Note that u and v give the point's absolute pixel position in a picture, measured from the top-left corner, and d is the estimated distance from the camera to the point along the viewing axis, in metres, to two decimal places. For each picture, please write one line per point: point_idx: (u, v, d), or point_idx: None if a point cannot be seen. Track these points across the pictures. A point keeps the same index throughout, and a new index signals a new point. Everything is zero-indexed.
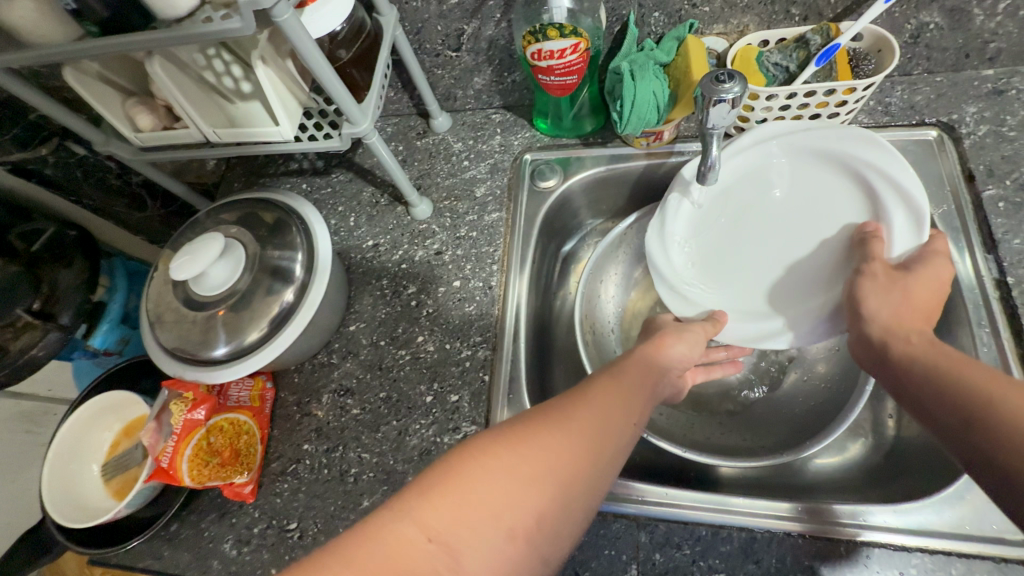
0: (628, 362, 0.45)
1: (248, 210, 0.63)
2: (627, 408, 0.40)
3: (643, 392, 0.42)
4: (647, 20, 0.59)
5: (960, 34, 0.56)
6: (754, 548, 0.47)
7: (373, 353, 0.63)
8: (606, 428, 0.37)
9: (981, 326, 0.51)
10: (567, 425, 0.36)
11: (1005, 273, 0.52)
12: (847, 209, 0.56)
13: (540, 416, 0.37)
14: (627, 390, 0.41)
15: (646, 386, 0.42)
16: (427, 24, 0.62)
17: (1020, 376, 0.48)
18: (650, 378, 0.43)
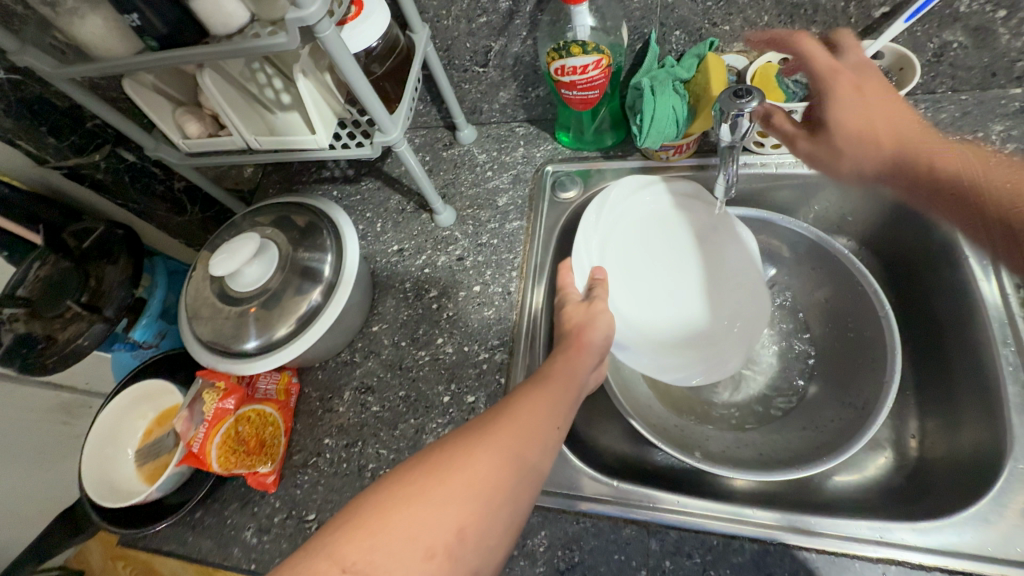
0: (551, 372, 0.47)
1: (281, 213, 0.66)
2: (537, 420, 0.41)
3: (565, 399, 0.44)
4: (668, 38, 0.60)
5: (986, 53, 0.55)
6: (766, 560, 0.46)
7: (394, 352, 0.65)
8: (515, 444, 0.39)
9: (1006, 344, 0.51)
10: (485, 441, 0.38)
11: None
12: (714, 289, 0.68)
13: (457, 438, 0.39)
14: (540, 402, 0.43)
15: (560, 396, 0.44)
16: (456, 41, 0.64)
17: None
18: (565, 391, 0.45)
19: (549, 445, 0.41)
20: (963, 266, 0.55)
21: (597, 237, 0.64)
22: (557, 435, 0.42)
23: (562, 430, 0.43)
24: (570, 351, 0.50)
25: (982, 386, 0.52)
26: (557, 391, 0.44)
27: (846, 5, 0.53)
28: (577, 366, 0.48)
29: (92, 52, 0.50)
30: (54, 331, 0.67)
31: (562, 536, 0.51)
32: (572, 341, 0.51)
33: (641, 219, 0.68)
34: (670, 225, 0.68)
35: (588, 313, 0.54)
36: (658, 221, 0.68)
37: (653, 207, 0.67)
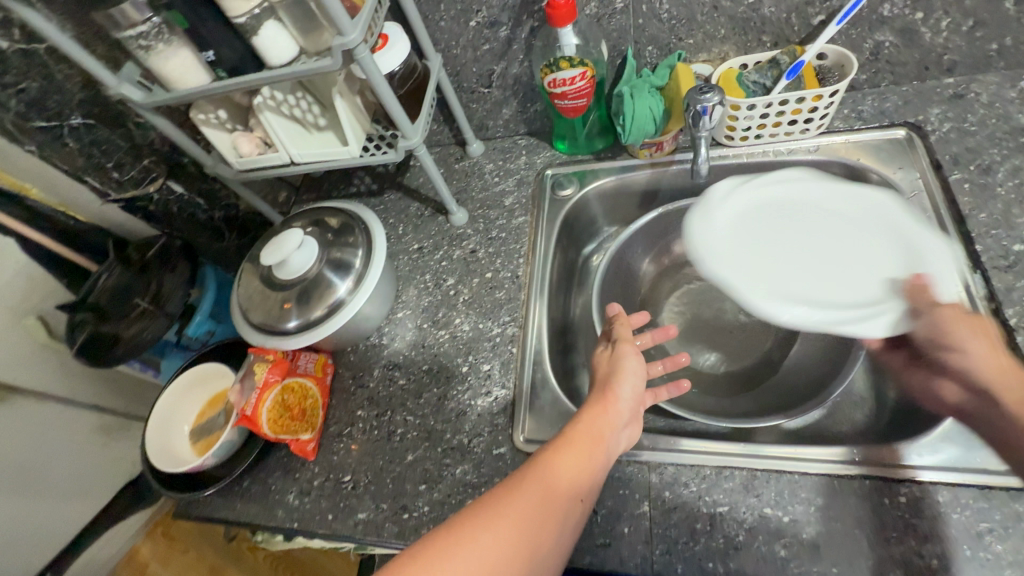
0: (573, 433, 0.50)
1: (316, 216, 0.76)
2: (558, 492, 0.45)
3: (585, 471, 0.48)
4: (643, 53, 0.71)
5: (915, 49, 0.65)
6: (754, 483, 0.52)
7: (417, 333, 0.73)
8: (533, 519, 0.43)
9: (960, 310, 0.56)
10: (500, 523, 0.42)
11: (973, 243, 0.58)
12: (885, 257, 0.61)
13: (474, 516, 0.42)
14: (562, 471, 0.47)
15: (579, 467, 0.48)
16: (464, 67, 0.76)
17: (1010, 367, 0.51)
18: (586, 461, 0.48)
19: (567, 514, 0.46)
20: None
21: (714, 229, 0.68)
22: (577, 510, 0.46)
23: (583, 503, 0.47)
24: (598, 409, 0.53)
25: None
26: (575, 466, 0.48)
27: (789, 16, 0.64)
28: (603, 428, 0.51)
29: (173, 85, 0.62)
30: (119, 330, 0.76)
31: None
32: (597, 400, 0.54)
33: (757, 207, 0.68)
34: (787, 208, 0.68)
35: (614, 365, 0.58)
36: (783, 207, 0.68)
37: (743, 203, 0.69)
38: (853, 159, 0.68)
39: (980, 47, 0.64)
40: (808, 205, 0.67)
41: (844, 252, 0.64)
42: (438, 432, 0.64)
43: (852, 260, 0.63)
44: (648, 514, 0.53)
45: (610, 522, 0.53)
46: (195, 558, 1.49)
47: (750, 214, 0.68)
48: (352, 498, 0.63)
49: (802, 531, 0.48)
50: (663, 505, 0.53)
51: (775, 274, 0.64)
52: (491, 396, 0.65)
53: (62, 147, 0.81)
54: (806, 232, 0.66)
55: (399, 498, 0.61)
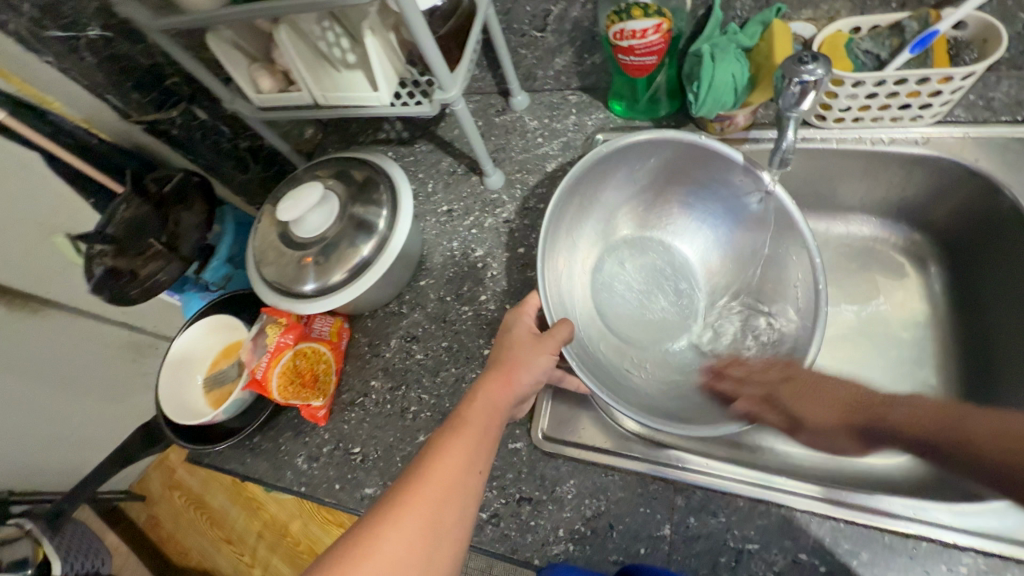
0: (470, 402, 0.46)
1: (342, 167, 0.70)
2: (451, 478, 0.40)
3: (485, 437, 0.44)
4: (733, 4, 0.59)
5: None
6: (792, 526, 0.47)
7: (439, 306, 0.68)
8: (433, 507, 0.39)
9: None
10: (402, 516, 0.38)
11: None
12: None
13: (375, 511, 0.38)
14: (455, 455, 0.41)
15: (474, 444, 0.43)
16: (517, 5, 0.65)
17: None
18: (479, 440, 0.43)
19: (467, 497, 0.41)
20: None
21: None
22: (476, 482, 0.42)
23: (482, 474, 0.42)
24: (494, 386, 0.47)
25: None
26: (472, 437, 0.43)
27: None
28: (497, 403, 0.46)
29: (185, 4, 0.54)
30: (136, 267, 0.74)
31: (590, 486, 0.53)
32: (495, 373, 0.48)
33: None
34: None
35: (508, 338, 0.52)
36: None
37: None
38: (972, 159, 0.57)
39: None
40: None
41: None
42: (453, 416, 0.61)
43: None
44: (669, 537, 0.49)
45: (625, 541, 0.50)
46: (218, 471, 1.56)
47: None
48: (360, 471, 0.61)
49: None
50: (686, 532, 0.49)
51: None
52: None
53: (80, 61, 0.72)
54: None
55: None
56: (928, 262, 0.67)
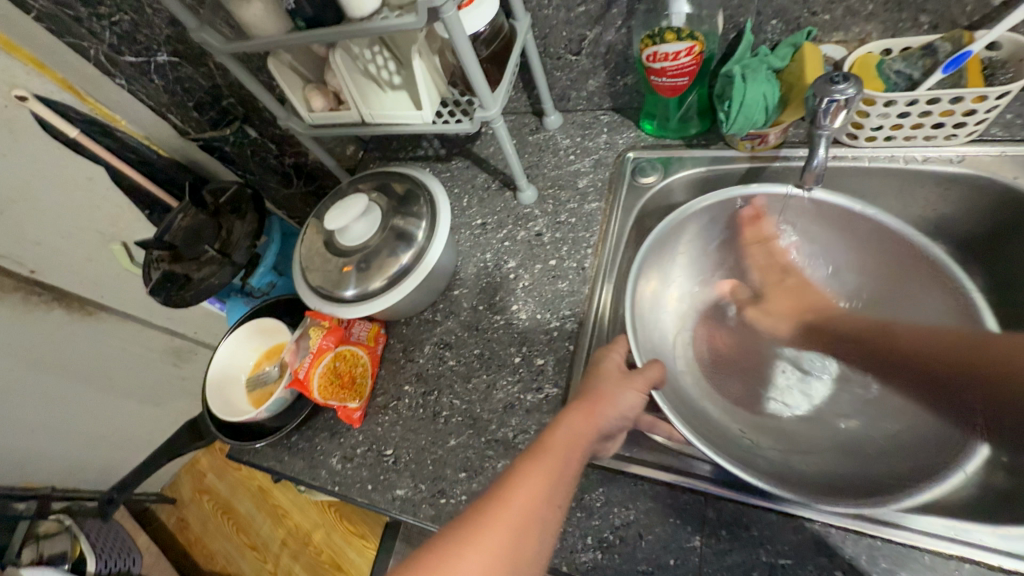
0: (552, 432, 0.45)
1: (384, 181, 0.74)
2: (531, 509, 0.40)
3: (567, 471, 0.43)
4: (764, 27, 0.61)
5: None
6: (827, 541, 0.46)
7: (472, 315, 0.71)
8: (511, 534, 0.39)
9: None
10: (480, 540, 0.38)
11: None
12: None
13: (455, 531, 0.39)
14: (535, 483, 0.41)
15: (553, 476, 0.42)
16: (553, 30, 0.69)
17: None
18: (560, 470, 0.43)
19: (545, 530, 0.40)
20: None
21: None
22: (556, 517, 0.41)
23: (560, 509, 0.42)
24: (577, 417, 0.46)
25: None
26: (552, 468, 0.43)
27: None
28: (579, 435, 0.45)
29: (251, 30, 0.59)
30: (190, 271, 0.79)
31: (619, 494, 0.53)
32: (580, 405, 0.48)
33: None
34: None
35: (595, 370, 0.53)
36: None
37: None
38: (1010, 177, 0.57)
39: None
40: None
41: None
42: (483, 421, 0.62)
43: None
44: (698, 549, 0.49)
45: (655, 551, 0.50)
46: (246, 477, 1.60)
47: None
48: (392, 472, 0.63)
49: None
50: (717, 544, 0.48)
51: None
52: (542, 393, 0.62)
53: (149, 83, 0.78)
54: None
55: (437, 481, 0.61)
56: (966, 282, 0.66)
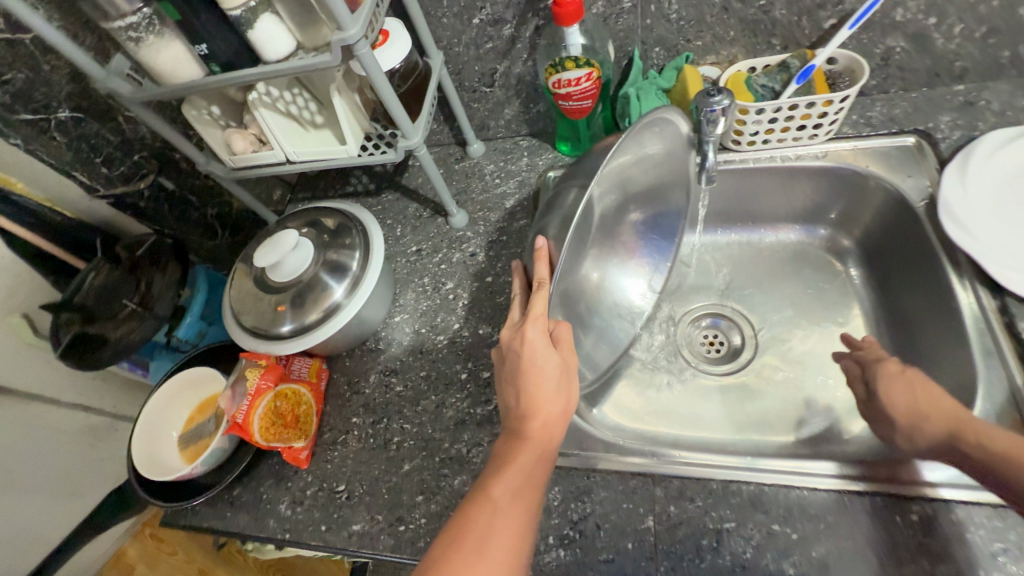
0: (516, 454, 0.45)
1: (313, 217, 0.74)
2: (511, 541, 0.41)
3: (534, 495, 0.45)
4: (650, 54, 0.70)
5: (926, 55, 0.64)
6: (762, 499, 0.50)
7: (415, 338, 0.71)
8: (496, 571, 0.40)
9: (976, 335, 0.54)
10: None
11: (993, 288, 0.55)
12: None
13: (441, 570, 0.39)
14: (509, 515, 0.42)
15: (525, 500, 0.44)
16: (466, 66, 0.74)
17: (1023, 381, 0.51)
18: (529, 495, 0.44)
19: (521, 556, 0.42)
20: (927, 239, 0.62)
21: (973, 199, 0.59)
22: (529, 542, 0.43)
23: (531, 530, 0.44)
24: (530, 435, 0.46)
25: (945, 343, 0.59)
26: (525, 497, 0.44)
27: (799, 19, 0.63)
28: (537, 451, 0.46)
29: (164, 78, 0.59)
30: (107, 330, 0.73)
31: (574, 489, 0.55)
32: (534, 420, 0.47)
33: (1016, 174, 0.59)
34: None
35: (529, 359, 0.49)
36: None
37: (1011, 172, 0.60)
38: (864, 166, 0.67)
39: (992, 54, 0.62)
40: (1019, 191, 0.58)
41: None
42: (436, 441, 0.62)
43: None
44: (652, 528, 0.51)
45: (613, 538, 0.52)
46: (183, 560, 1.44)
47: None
48: (346, 508, 0.61)
49: (811, 549, 0.47)
50: (668, 520, 0.51)
51: None
52: (491, 405, 0.63)
53: (50, 141, 0.74)
54: None
55: (394, 509, 0.59)
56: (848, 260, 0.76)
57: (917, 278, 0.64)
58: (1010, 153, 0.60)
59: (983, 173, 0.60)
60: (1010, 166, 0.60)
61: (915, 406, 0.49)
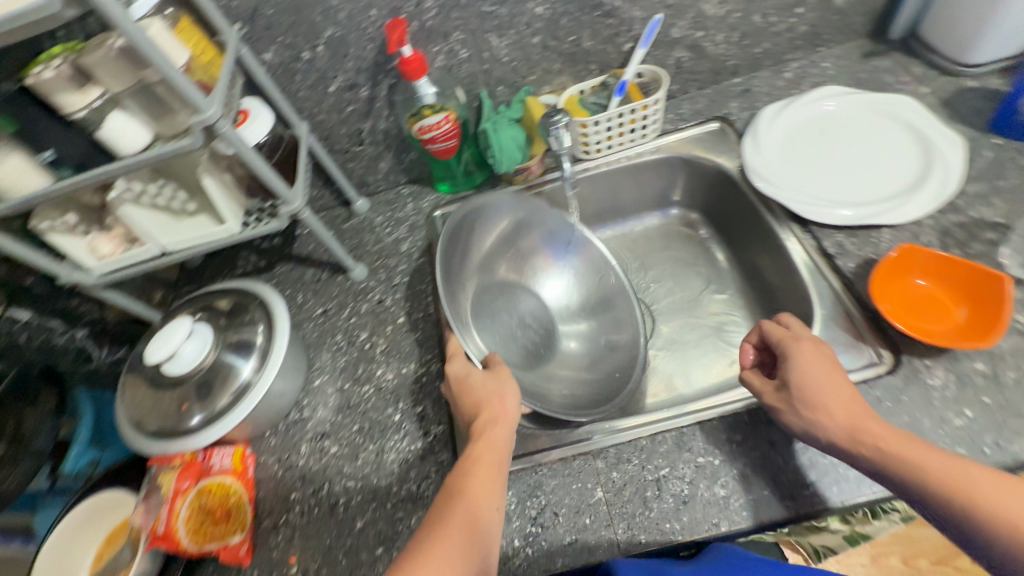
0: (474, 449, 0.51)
1: (205, 302, 0.72)
2: (473, 519, 0.45)
3: (495, 480, 0.49)
4: (496, 93, 0.80)
5: (704, 60, 0.81)
6: (684, 440, 0.57)
7: (340, 396, 0.70)
8: (462, 544, 0.42)
9: (803, 263, 0.67)
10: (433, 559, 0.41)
11: (801, 222, 0.69)
12: (888, 176, 0.69)
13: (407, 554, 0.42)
14: (471, 496, 0.46)
15: (486, 481, 0.48)
16: (332, 131, 0.79)
17: (838, 285, 0.64)
18: (491, 476, 0.49)
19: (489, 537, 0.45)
20: (747, 197, 0.76)
21: (768, 159, 0.74)
22: (496, 523, 0.46)
23: (499, 512, 0.47)
24: (488, 433, 0.52)
25: (782, 274, 0.72)
26: (484, 478, 0.48)
27: (604, 47, 0.76)
28: (493, 448, 0.51)
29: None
30: None
31: (526, 488, 0.57)
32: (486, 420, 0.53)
33: (790, 135, 0.76)
34: (806, 139, 0.75)
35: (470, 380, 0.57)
36: (798, 137, 0.76)
37: (786, 134, 0.76)
38: (687, 152, 0.81)
39: (748, 52, 0.81)
40: (797, 147, 0.75)
41: (860, 163, 0.71)
42: (384, 488, 0.62)
43: (866, 178, 0.69)
44: (603, 499, 0.55)
45: (571, 519, 0.54)
46: None
47: (797, 138, 0.76)
48: None
49: (732, 468, 0.54)
50: (614, 486, 0.56)
51: (817, 178, 0.71)
52: (430, 435, 0.64)
53: None
54: (840, 149, 0.73)
55: (356, 571, 0.57)
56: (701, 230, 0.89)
57: (751, 230, 0.78)
58: (783, 120, 0.77)
59: (769, 138, 0.76)
60: (785, 130, 0.76)
61: (821, 398, 0.49)
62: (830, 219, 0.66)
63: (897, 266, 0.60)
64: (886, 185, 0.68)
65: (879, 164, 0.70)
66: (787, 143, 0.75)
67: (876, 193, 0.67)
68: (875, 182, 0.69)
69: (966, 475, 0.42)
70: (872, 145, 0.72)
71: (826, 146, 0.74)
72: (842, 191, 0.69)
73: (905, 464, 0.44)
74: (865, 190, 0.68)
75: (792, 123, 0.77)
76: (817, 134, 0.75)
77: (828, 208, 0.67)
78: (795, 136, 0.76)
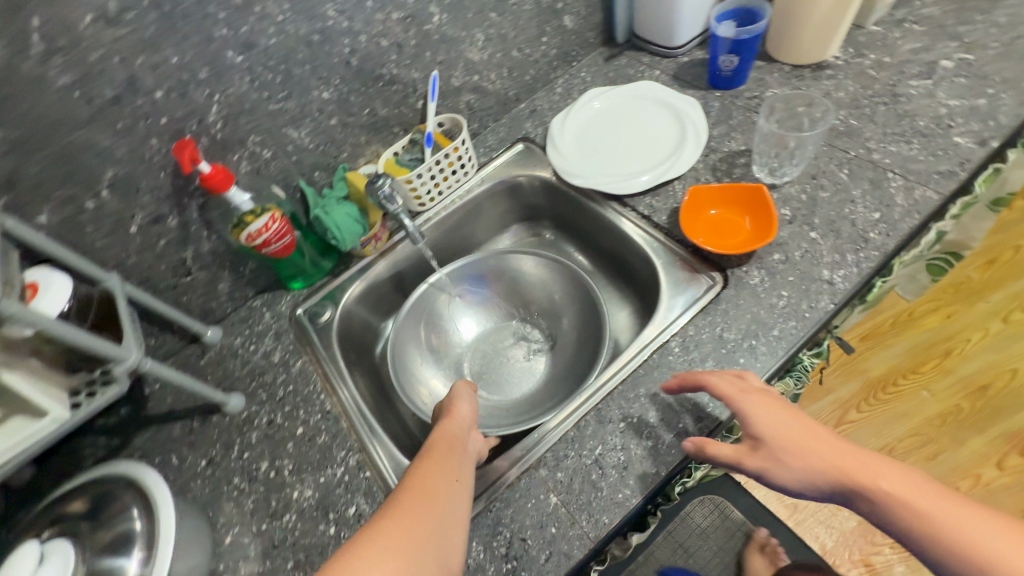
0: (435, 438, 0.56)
1: (52, 515, 0.59)
2: (432, 480, 0.50)
3: (455, 455, 0.54)
4: (314, 179, 0.80)
5: (488, 97, 0.91)
6: (603, 414, 0.61)
7: (260, 540, 0.63)
8: (422, 502, 0.47)
9: (633, 231, 0.77)
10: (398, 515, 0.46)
11: (616, 198, 0.81)
12: (660, 141, 0.84)
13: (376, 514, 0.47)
14: (432, 466, 0.52)
15: (446, 456, 0.53)
16: (150, 271, 0.72)
17: (662, 236, 0.75)
18: (450, 452, 0.54)
19: (452, 500, 0.49)
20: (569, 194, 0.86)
21: (572, 159, 0.86)
22: (458, 488, 0.50)
23: (461, 481, 0.51)
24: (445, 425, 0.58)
25: (621, 247, 0.82)
26: (443, 455, 0.53)
27: (399, 110, 0.83)
28: (452, 434, 0.57)
29: None
30: None
31: (488, 529, 0.56)
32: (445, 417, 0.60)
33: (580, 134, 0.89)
34: (592, 134, 0.89)
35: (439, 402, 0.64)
36: (587, 134, 0.89)
37: (576, 134, 0.89)
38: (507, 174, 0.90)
39: (520, 81, 0.93)
40: (589, 142, 0.88)
41: (638, 138, 0.86)
42: None
43: (646, 148, 0.84)
44: (558, 502, 0.57)
45: (538, 535, 0.55)
46: None
47: (586, 135, 0.89)
48: None
49: (649, 419, 0.60)
50: (563, 485, 0.58)
51: (613, 161, 0.84)
52: None
53: None
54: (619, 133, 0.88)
55: None
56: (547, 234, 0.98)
57: (584, 220, 0.88)
58: (570, 124, 0.90)
59: (565, 142, 0.88)
60: (575, 131, 0.90)
61: (788, 442, 0.50)
62: (635, 188, 0.79)
63: (693, 205, 0.73)
64: (662, 148, 0.83)
65: (651, 134, 0.86)
66: (580, 141, 0.88)
67: (658, 156, 0.82)
68: (654, 149, 0.84)
69: (954, 512, 0.43)
70: (639, 123, 0.88)
71: (609, 134, 0.88)
72: (635, 164, 0.83)
73: (908, 511, 0.44)
74: (650, 157, 0.83)
75: (578, 124, 0.90)
76: (599, 125, 0.89)
77: (630, 181, 0.80)
78: (584, 133, 0.89)
